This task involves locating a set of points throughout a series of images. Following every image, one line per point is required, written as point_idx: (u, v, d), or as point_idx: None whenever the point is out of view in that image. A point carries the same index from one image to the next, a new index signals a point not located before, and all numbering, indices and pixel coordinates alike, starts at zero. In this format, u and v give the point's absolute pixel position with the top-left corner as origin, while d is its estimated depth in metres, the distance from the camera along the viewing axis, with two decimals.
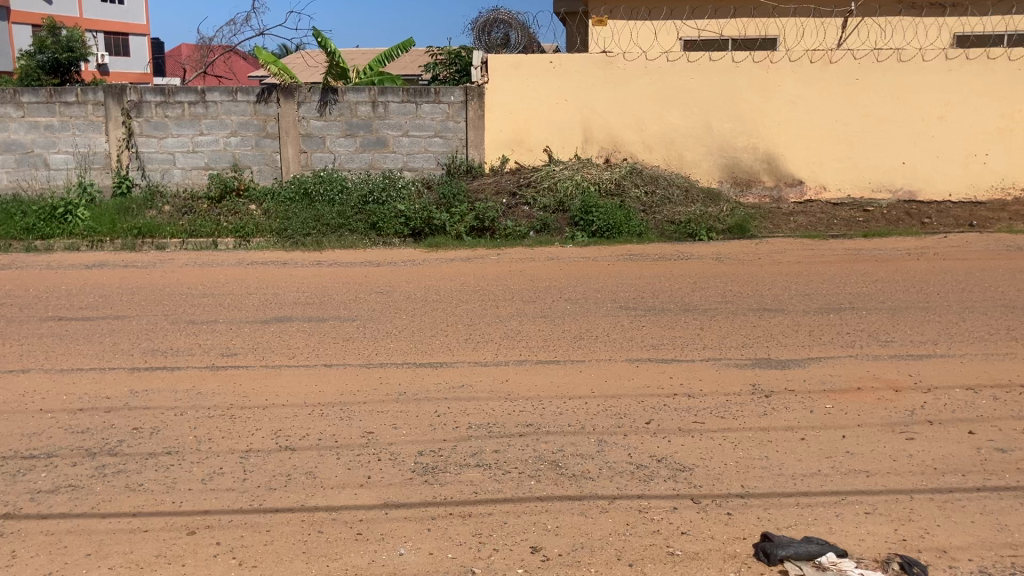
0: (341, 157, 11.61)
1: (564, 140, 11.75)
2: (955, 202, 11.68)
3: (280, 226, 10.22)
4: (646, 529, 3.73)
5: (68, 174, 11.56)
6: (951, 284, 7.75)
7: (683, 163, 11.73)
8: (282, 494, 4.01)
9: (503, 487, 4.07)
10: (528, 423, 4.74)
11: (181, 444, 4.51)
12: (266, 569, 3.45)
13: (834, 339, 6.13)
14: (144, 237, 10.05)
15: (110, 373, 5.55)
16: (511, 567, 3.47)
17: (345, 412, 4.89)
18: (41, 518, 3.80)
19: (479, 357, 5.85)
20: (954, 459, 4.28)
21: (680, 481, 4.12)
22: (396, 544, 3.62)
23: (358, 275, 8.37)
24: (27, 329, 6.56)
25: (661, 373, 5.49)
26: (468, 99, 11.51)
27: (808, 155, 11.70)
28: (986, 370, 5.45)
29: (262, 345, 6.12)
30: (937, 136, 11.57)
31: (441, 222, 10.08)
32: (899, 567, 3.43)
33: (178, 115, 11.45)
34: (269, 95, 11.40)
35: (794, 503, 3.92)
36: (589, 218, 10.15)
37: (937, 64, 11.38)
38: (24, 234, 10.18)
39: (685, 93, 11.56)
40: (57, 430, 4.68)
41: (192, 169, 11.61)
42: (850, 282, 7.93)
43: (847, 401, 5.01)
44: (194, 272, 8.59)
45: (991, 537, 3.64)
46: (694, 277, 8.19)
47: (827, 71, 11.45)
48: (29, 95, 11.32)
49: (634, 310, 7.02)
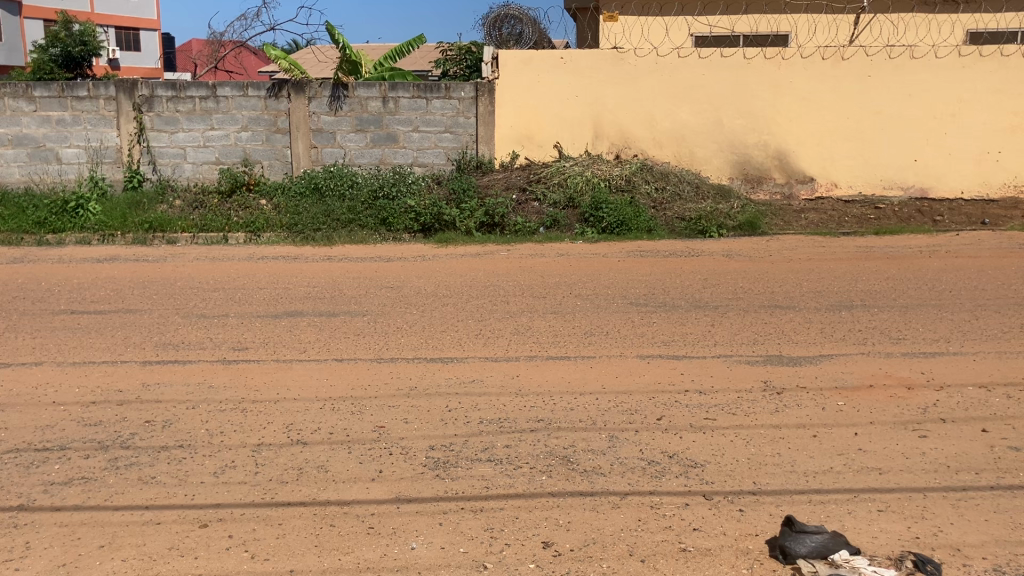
0: (351, 152, 11.60)
1: (575, 135, 11.73)
2: (967, 200, 11.61)
3: (290, 221, 10.27)
4: (658, 525, 3.72)
5: (79, 169, 11.60)
6: (965, 282, 7.68)
7: (693, 159, 11.69)
8: (293, 488, 4.02)
9: (515, 482, 4.07)
10: (539, 419, 4.74)
11: (192, 437, 4.52)
12: (278, 563, 3.46)
13: (848, 337, 6.10)
14: (155, 231, 10.12)
15: (122, 366, 5.58)
16: (522, 564, 3.46)
17: (356, 407, 4.90)
18: (55, 509, 3.82)
19: (490, 352, 5.84)
20: (967, 457, 4.26)
21: (692, 477, 4.12)
22: (408, 538, 3.62)
23: (369, 270, 8.38)
24: (39, 322, 6.59)
25: (673, 369, 5.48)
26: (480, 94, 11.49)
27: (819, 152, 11.65)
28: (999, 368, 5.40)
29: (273, 339, 6.13)
30: (949, 134, 11.51)
31: (451, 217, 10.07)
32: (913, 565, 3.40)
33: (189, 110, 11.48)
34: (280, 91, 11.42)
35: (807, 500, 3.90)
36: (599, 214, 10.13)
37: (950, 61, 11.32)
38: (35, 227, 10.26)
39: (696, 89, 11.53)
40: (69, 422, 4.70)
41: (203, 163, 11.64)
42: (862, 279, 7.88)
43: (858, 398, 4.99)
44: (205, 266, 8.60)
45: (1006, 535, 3.62)
46: (705, 273, 8.16)
47: (838, 68, 11.43)
48: (41, 90, 11.38)
49: (646, 306, 7.00)
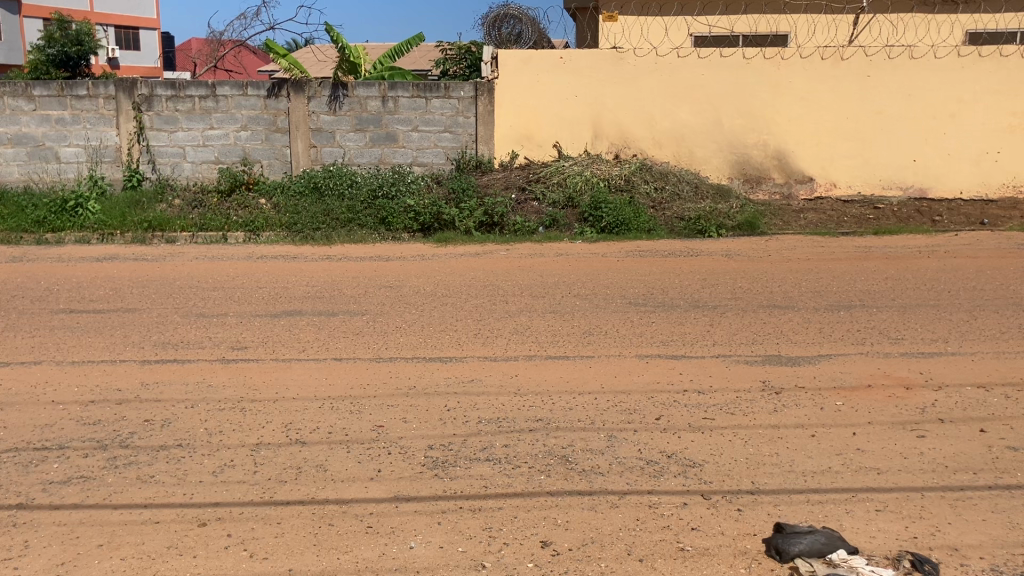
0: (351, 152, 11.60)
1: (574, 135, 11.74)
2: (967, 200, 11.61)
3: (290, 220, 10.27)
4: (656, 525, 3.73)
5: (79, 168, 11.60)
6: (964, 283, 7.68)
7: (693, 159, 11.69)
8: (292, 488, 4.02)
9: (514, 481, 4.08)
10: (538, 419, 4.74)
11: (192, 436, 4.52)
12: (277, 562, 3.46)
13: (847, 337, 6.11)
14: (155, 230, 10.13)
15: (122, 365, 5.58)
16: (521, 562, 3.47)
17: (356, 406, 4.90)
18: (53, 508, 3.83)
19: (488, 352, 5.84)
20: (965, 458, 4.27)
21: (690, 476, 4.13)
22: (406, 538, 3.62)
23: (368, 270, 8.40)
24: (39, 321, 6.60)
25: (671, 369, 5.48)
26: (479, 94, 11.50)
27: (819, 152, 11.65)
28: (997, 368, 5.41)
29: (273, 338, 6.14)
30: (949, 134, 11.52)
31: (450, 216, 10.08)
32: (910, 565, 3.41)
33: (188, 109, 11.48)
34: (280, 90, 11.42)
35: (806, 500, 3.91)
36: (598, 214, 10.14)
37: (949, 61, 11.33)
38: (35, 226, 10.27)
39: (696, 88, 11.53)
40: (69, 421, 4.70)
41: (203, 163, 11.64)
42: (860, 279, 7.88)
43: (857, 398, 5.00)
44: (204, 266, 8.62)
45: (1004, 535, 3.63)
46: (704, 273, 8.16)
47: (838, 68, 11.43)
48: (41, 88, 11.37)
49: (645, 306, 7.01)
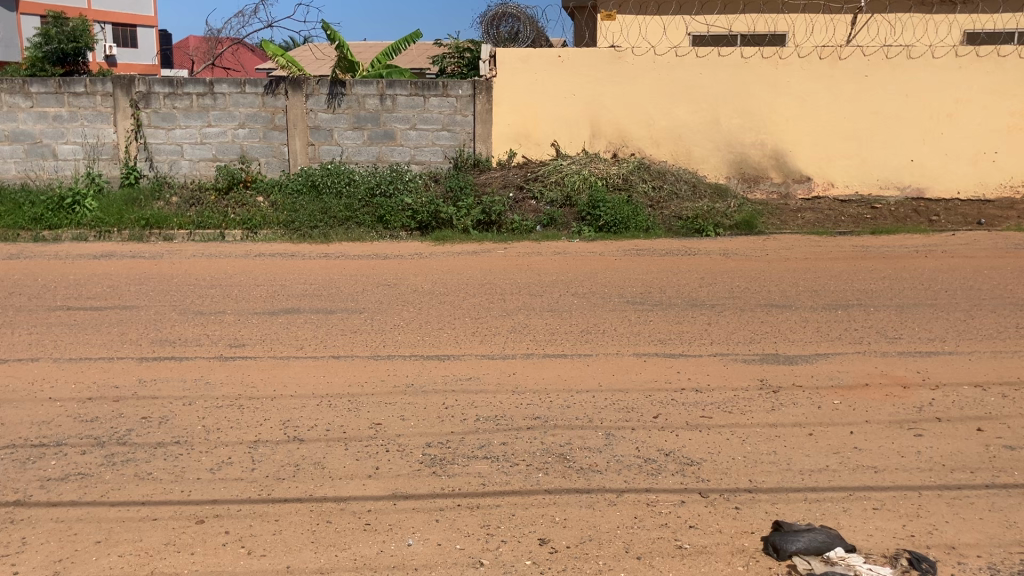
0: (348, 150, 11.59)
1: (572, 134, 11.73)
2: (964, 200, 11.63)
3: (287, 218, 10.26)
4: (654, 523, 3.73)
5: (76, 164, 11.56)
6: (961, 282, 7.69)
7: (690, 159, 11.70)
8: (289, 485, 4.02)
9: (511, 479, 4.08)
10: (536, 416, 4.75)
11: (189, 434, 4.51)
12: (275, 558, 3.47)
13: (843, 336, 6.12)
14: (152, 228, 10.14)
15: (119, 362, 5.57)
16: (518, 560, 3.48)
17: (353, 404, 4.90)
18: (51, 505, 3.82)
19: (486, 349, 5.86)
20: (962, 457, 4.27)
21: (688, 474, 4.13)
22: (405, 535, 3.62)
23: (366, 267, 8.41)
24: (36, 318, 6.59)
25: (668, 367, 5.50)
26: (476, 92, 11.50)
27: (816, 153, 11.66)
28: (994, 368, 5.42)
29: (271, 336, 6.13)
30: (947, 134, 11.54)
31: (448, 215, 10.07)
32: (907, 562, 3.43)
33: (186, 106, 11.45)
34: (276, 88, 11.39)
35: (803, 498, 3.92)
36: (596, 213, 10.16)
37: (947, 61, 11.35)
38: (31, 223, 10.25)
39: (694, 88, 11.54)
40: (66, 418, 4.69)
41: (200, 160, 11.61)
42: (857, 278, 7.91)
43: (854, 397, 5.00)
44: (202, 263, 8.60)
45: (1000, 534, 3.64)
46: (701, 272, 8.16)
47: (836, 68, 11.44)
48: (38, 86, 11.35)
49: (642, 305, 7.00)
